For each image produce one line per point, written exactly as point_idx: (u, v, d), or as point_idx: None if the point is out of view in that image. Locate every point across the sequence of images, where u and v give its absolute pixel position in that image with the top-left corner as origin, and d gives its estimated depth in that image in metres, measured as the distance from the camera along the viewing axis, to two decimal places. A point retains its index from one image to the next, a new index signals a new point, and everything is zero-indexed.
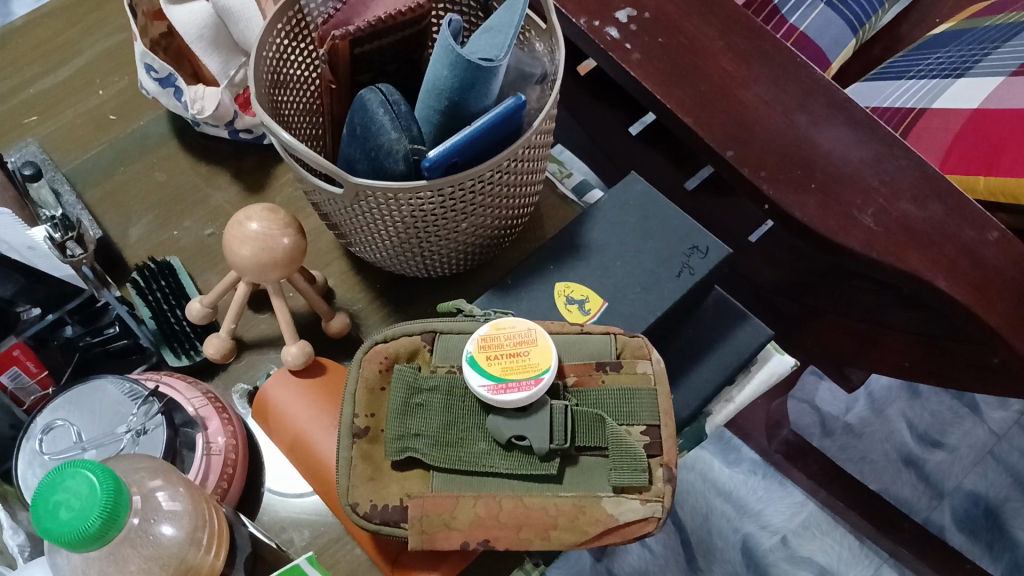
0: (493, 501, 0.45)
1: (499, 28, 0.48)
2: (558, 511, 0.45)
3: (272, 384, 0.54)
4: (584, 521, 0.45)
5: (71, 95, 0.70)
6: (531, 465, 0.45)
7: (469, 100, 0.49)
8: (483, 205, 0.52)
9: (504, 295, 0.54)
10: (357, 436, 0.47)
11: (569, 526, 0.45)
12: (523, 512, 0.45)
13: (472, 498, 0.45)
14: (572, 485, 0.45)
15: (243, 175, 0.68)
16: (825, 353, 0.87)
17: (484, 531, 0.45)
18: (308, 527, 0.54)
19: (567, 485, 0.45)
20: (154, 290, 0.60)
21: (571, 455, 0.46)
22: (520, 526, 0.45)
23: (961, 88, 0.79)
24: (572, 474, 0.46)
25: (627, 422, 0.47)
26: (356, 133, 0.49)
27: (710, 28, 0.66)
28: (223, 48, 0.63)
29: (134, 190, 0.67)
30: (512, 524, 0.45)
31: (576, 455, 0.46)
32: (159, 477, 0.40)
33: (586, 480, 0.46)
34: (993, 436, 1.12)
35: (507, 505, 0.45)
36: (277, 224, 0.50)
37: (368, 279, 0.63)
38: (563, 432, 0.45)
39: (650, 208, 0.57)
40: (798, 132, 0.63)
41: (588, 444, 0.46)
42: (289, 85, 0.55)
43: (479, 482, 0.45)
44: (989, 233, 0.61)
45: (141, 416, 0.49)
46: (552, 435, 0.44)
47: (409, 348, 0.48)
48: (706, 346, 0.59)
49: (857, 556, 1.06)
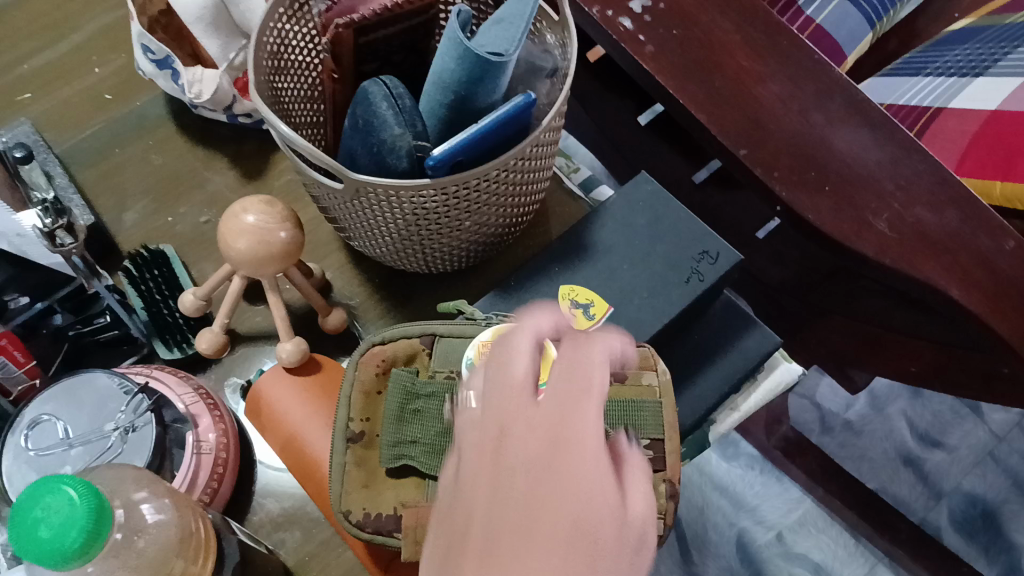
0: (480, 500, 0.33)
1: (509, 21, 0.46)
2: (575, 515, 0.32)
3: (265, 380, 0.52)
4: (611, 506, 0.33)
5: (67, 72, 0.68)
6: (512, 440, 0.35)
7: (477, 94, 0.47)
8: (487, 203, 0.50)
9: (507, 297, 0.53)
10: (351, 441, 0.46)
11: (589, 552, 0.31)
12: (521, 509, 0.32)
13: (460, 482, 0.34)
14: (576, 437, 0.35)
15: (242, 160, 0.66)
16: (830, 354, 0.86)
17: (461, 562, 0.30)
18: (300, 528, 0.53)
19: (573, 449, 0.34)
20: (146, 279, 0.58)
21: (553, 434, 0.35)
22: (513, 560, 0.30)
23: (979, 87, 0.77)
24: (576, 461, 0.34)
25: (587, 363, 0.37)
26: (358, 126, 0.47)
27: (726, 21, 0.64)
28: (223, 30, 0.61)
29: (130, 173, 0.65)
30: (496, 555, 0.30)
31: (558, 427, 0.35)
32: (144, 487, 0.38)
33: (589, 434, 0.35)
34: (992, 438, 1.11)
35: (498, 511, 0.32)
36: (274, 218, 0.49)
37: (367, 273, 0.62)
38: (523, 400, 0.36)
39: (660, 210, 0.55)
40: (813, 133, 0.61)
41: (561, 403, 0.36)
42: (290, 71, 0.53)
43: (462, 497, 0.34)
44: (1005, 242, 0.59)
45: (130, 413, 0.48)
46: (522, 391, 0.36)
47: (407, 352, 0.47)
48: (714, 352, 0.57)
49: (852, 554, 1.04)
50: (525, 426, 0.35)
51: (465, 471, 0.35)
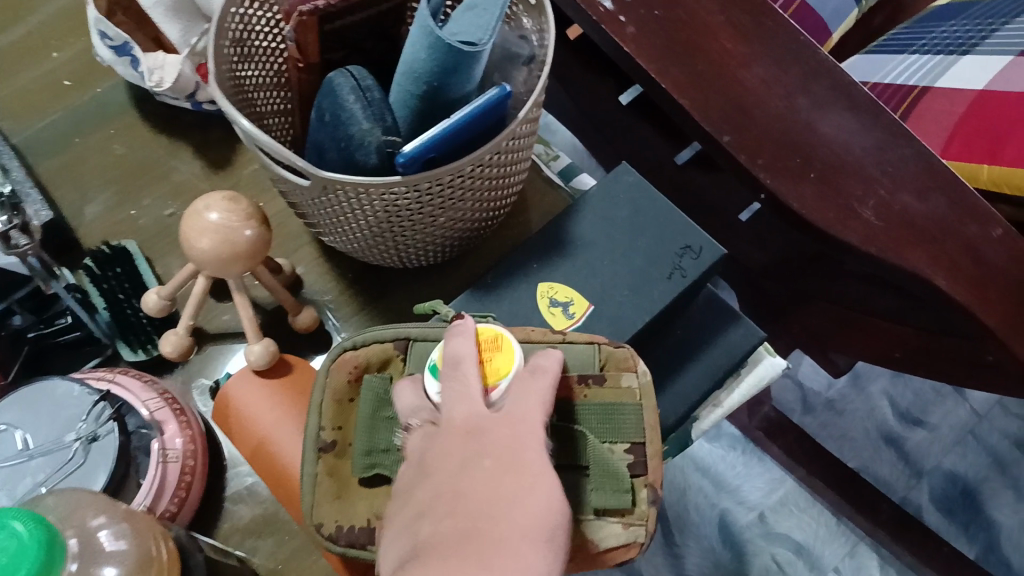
0: (447, 492, 0.35)
1: (482, 7, 0.44)
2: (537, 513, 0.34)
3: (232, 383, 0.50)
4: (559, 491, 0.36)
5: (23, 57, 0.65)
6: (473, 447, 0.36)
7: (449, 85, 0.45)
8: (461, 199, 0.48)
9: (483, 296, 0.51)
10: (322, 450, 0.44)
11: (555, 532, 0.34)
12: (487, 503, 0.34)
13: (418, 493, 0.36)
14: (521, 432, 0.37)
15: (207, 149, 0.63)
16: (812, 337, 0.85)
17: (441, 552, 0.32)
18: (272, 536, 0.51)
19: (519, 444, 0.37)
20: (108, 277, 0.56)
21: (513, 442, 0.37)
22: (493, 538, 0.32)
23: (966, 66, 0.76)
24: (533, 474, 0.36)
25: (530, 391, 0.40)
26: (325, 120, 0.45)
27: (709, 1, 0.62)
28: (184, 13, 0.58)
29: (89, 164, 0.62)
30: (473, 550, 0.32)
31: (518, 438, 0.37)
32: (102, 513, 0.36)
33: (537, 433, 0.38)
34: (974, 416, 1.11)
35: (463, 507, 0.34)
36: (238, 215, 0.46)
37: (339, 268, 0.59)
38: (477, 410, 0.38)
39: (641, 202, 0.53)
40: (799, 117, 0.59)
41: (515, 411, 0.39)
42: (254, 58, 0.51)
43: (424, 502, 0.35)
44: (993, 230, 0.57)
45: (91, 421, 0.45)
46: (477, 403, 0.39)
47: (381, 357, 0.45)
48: (697, 349, 0.56)
49: (834, 534, 1.03)
50: (486, 430, 0.37)
51: (426, 478, 0.36)
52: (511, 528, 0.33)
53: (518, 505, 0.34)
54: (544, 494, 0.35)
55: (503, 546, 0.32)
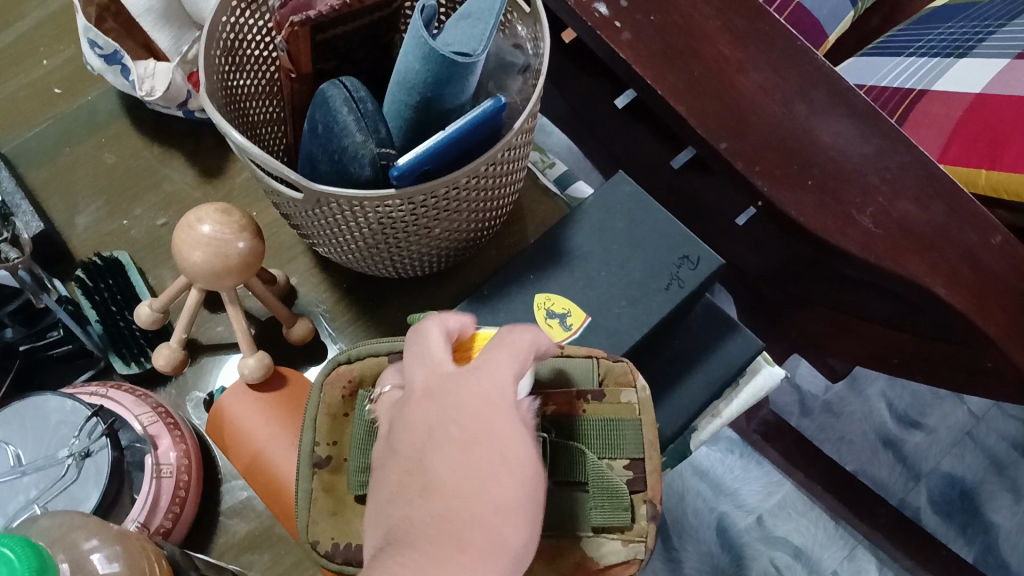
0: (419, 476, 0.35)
1: (477, 17, 0.44)
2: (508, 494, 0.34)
3: (226, 397, 0.50)
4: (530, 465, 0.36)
5: (13, 66, 0.65)
6: (442, 415, 0.36)
7: (443, 96, 0.44)
8: (457, 209, 0.48)
9: (480, 308, 0.51)
10: (318, 466, 0.44)
11: (526, 503, 0.35)
12: (457, 485, 0.34)
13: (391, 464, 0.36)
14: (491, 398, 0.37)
15: (199, 157, 0.63)
16: (810, 341, 0.85)
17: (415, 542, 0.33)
18: (269, 551, 0.51)
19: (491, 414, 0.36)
20: (101, 289, 0.55)
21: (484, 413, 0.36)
22: (468, 523, 0.33)
23: (962, 68, 0.75)
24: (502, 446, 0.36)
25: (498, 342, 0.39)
26: (318, 131, 0.45)
27: (705, 6, 0.61)
28: (174, 22, 0.58)
29: (80, 172, 0.61)
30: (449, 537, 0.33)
31: (485, 400, 0.36)
32: (96, 535, 0.36)
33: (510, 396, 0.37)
34: (972, 418, 1.10)
35: (437, 492, 0.34)
36: (231, 227, 0.46)
37: (335, 278, 0.59)
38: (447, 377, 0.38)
39: (638, 212, 0.53)
40: (796, 124, 0.58)
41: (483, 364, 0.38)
42: (245, 67, 0.50)
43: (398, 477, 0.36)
44: (992, 237, 0.57)
45: (84, 438, 0.45)
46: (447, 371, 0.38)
47: (376, 371, 0.45)
48: (694, 359, 0.55)
49: (832, 537, 1.02)
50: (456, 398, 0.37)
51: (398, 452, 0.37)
52: (483, 508, 0.34)
53: (489, 483, 0.34)
54: (515, 465, 0.35)
55: (478, 529, 0.33)
